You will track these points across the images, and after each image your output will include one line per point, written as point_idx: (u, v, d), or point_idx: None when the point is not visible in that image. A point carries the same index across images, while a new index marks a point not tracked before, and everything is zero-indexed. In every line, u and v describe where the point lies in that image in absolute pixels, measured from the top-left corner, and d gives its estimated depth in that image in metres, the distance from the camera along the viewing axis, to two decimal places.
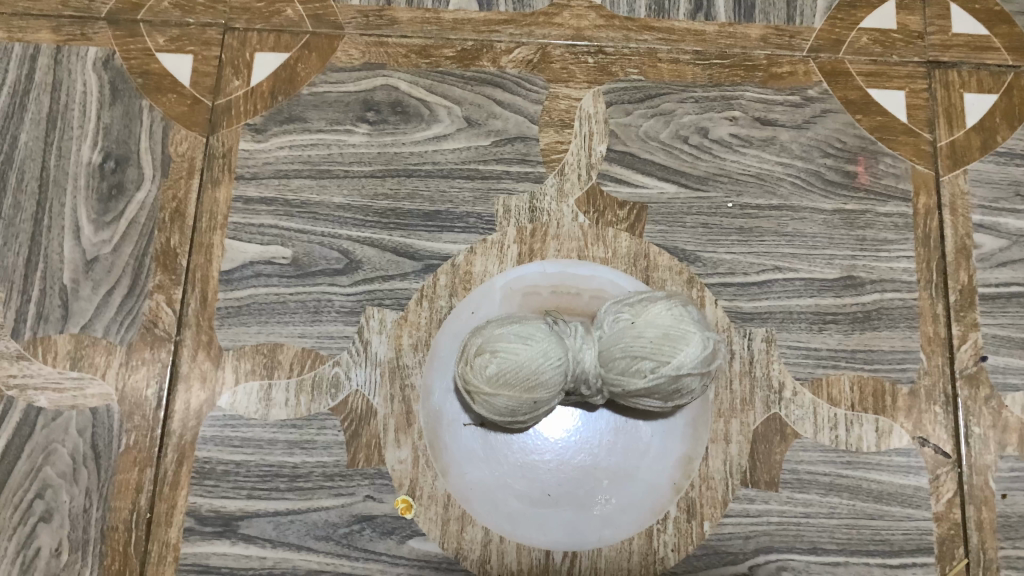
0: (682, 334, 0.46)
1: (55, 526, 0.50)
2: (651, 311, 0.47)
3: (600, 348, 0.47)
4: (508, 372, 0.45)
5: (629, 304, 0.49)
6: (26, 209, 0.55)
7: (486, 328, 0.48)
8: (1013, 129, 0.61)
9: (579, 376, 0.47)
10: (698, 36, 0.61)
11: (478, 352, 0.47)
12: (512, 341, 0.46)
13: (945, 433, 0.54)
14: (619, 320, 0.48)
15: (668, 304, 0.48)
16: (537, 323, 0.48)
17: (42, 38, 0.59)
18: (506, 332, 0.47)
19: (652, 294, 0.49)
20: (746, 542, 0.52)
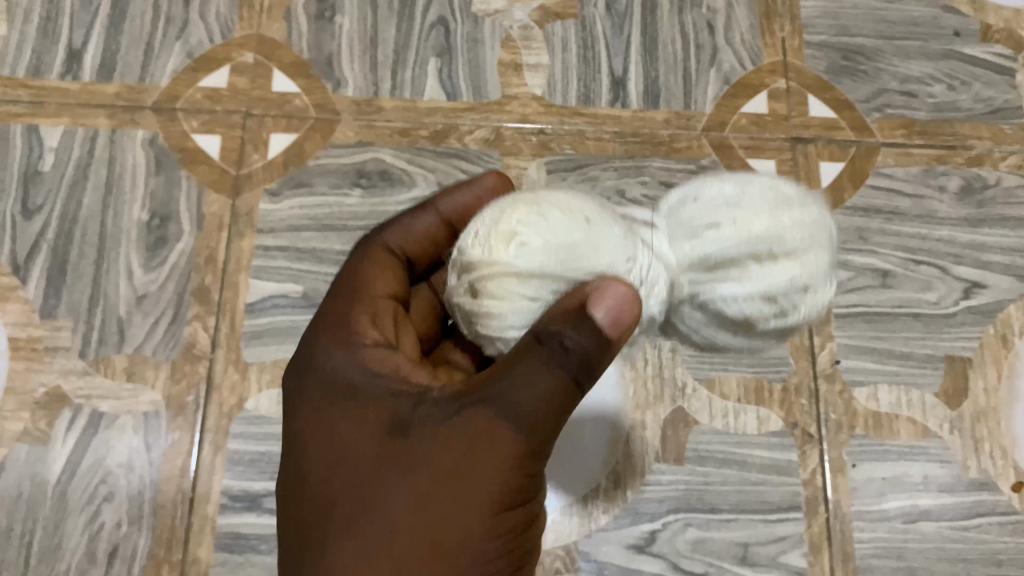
0: (837, 264, 0.39)
1: (116, 505, 0.64)
2: (818, 208, 0.39)
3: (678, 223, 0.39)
4: (523, 273, 0.36)
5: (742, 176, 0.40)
6: (88, 256, 0.69)
7: (535, 210, 0.37)
8: (856, 188, 0.81)
9: (662, 287, 0.37)
10: (616, 120, 0.79)
11: (514, 241, 0.36)
12: (507, 241, 0.36)
13: (810, 418, 0.73)
14: (765, 198, 0.38)
15: (827, 208, 0.39)
16: (531, 195, 0.38)
17: (98, 122, 0.72)
18: (501, 210, 0.37)
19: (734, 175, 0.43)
20: (660, 504, 0.69)
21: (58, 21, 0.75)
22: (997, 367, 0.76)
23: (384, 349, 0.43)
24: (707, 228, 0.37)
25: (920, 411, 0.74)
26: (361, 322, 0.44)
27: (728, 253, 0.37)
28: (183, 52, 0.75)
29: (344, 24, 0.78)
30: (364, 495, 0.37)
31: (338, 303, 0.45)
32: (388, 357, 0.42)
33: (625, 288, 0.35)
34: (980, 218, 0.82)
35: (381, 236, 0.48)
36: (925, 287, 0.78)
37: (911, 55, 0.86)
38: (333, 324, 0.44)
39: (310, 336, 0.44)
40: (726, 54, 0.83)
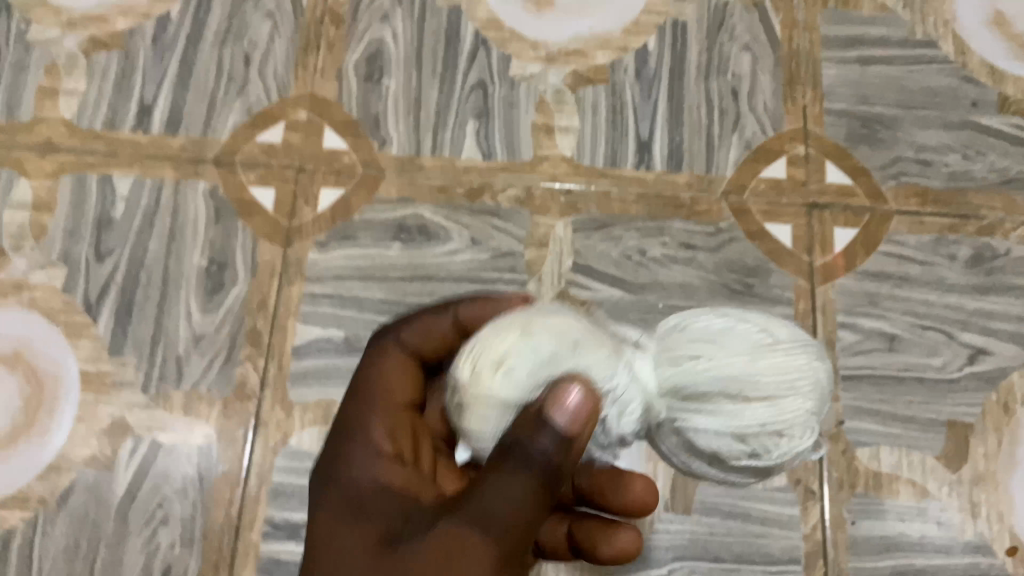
0: (819, 411, 0.42)
1: (171, 527, 0.71)
2: (805, 361, 0.42)
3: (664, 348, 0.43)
4: (505, 394, 0.41)
5: (739, 317, 0.44)
6: (152, 298, 0.76)
7: (524, 336, 0.42)
8: (869, 254, 0.85)
9: (632, 406, 0.42)
10: (640, 182, 0.84)
11: (501, 367, 0.41)
12: (492, 369, 0.41)
13: (813, 476, 0.77)
14: (748, 343, 0.42)
15: (816, 361, 0.42)
16: (517, 319, 0.43)
17: (164, 173, 0.79)
18: (487, 336, 0.43)
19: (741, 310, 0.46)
20: (666, 551, 0.74)
21: (131, 78, 0.82)
22: (997, 434, 0.80)
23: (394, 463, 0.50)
24: (688, 360, 0.42)
25: (920, 472, 0.78)
26: (377, 436, 0.50)
27: (699, 390, 0.41)
28: (243, 108, 0.82)
29: (390, 85, 0.84)
30: None
31: (357, 411, 0.52)
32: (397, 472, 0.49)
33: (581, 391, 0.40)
34: (987, 287, 0.85)
35: (394, 337, 0.54)
36: (931, 353, 0.82)
37: (928, 125, 0.90)
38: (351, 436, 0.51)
39: (334, 442, 0.51)
40: (748, 120, 0.87)
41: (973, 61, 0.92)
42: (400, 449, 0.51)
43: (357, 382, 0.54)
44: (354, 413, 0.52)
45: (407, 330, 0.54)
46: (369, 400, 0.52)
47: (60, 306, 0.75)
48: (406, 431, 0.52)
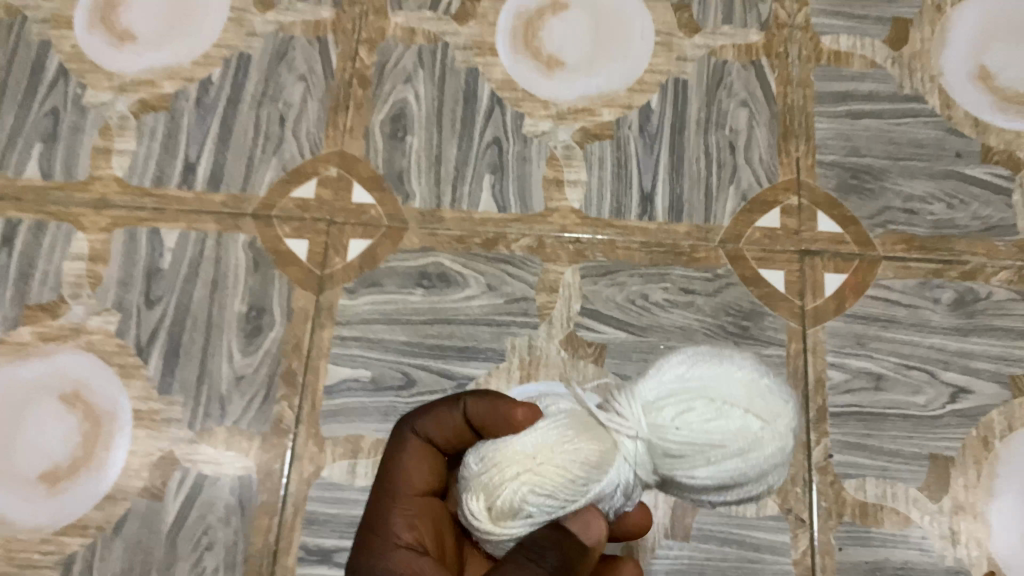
0: (789, 461, 0.53)
1: (215, 553, 0.78)
2: (772, 443, 0.51)
3: (661, 442, 0.50)
4: (523, 527, 0.51)
5: (724, 400, 0.51)
6: (197, 341, 0.83)
7: (530, 483, 0.50)
8: (857, 297, 0.91)
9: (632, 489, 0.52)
10: (643, 231, 0.91)
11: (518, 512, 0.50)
12: (508, 516, 0.50)
13: (803, 505, 0.84)
14: (735, 435, 0.50)
15: (789, 431, 0.51)
16: (517, 462, 0.50)
17: (207, 226, 0.87)
18: (495, 483, 0.50)
19: (721, 373, 0.52)
20: (666, 574, 0.81)
21: (178, 137, 0.90)
22: (976, 467, 0.86)
23: (412, 552, 0.57)
24: (685, 458, 0.50)
25: (904, 502, 0.85)
26: (396, 527, 0.59)
27: (695, 483, 0.51)
28: (278, 165, 0.90)
29: (413, 143, 0.91)
30: None
31: (381, 504, 0.60)
32: (413, 561, 0.57)
33: (589, 502, 0.51)
34: (969, 327, 0.91)
35: (412, 429, 0.62)
36: (915, 391, 0.88)
37: (914, 175, 0.96)
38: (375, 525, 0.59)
39: (364, 532, 0.60)
40: (745, 173, 0.94)
41: (957, 114, 0.98)
42: (417, 536, 0.58)
43: (383, 472, 0.62)
44: (379, 505, 0.61)
45: (423, 423, 0.61)
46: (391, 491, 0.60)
47: (115, 349, 0.83)
48: (428, 517, 0.59)
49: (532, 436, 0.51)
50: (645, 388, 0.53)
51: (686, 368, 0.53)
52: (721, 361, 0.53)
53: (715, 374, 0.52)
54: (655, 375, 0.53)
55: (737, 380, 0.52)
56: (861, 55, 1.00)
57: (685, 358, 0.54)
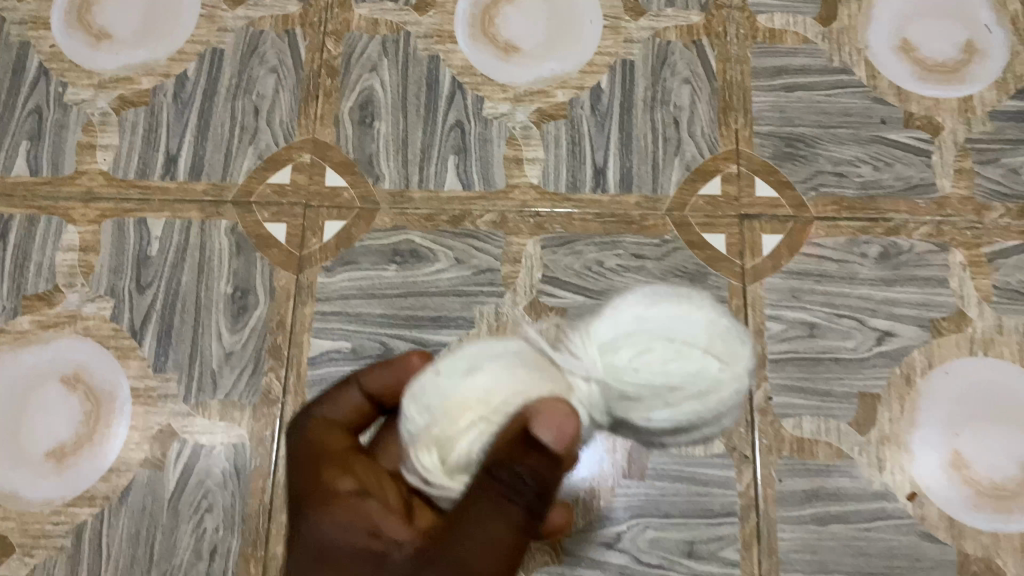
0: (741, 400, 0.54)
1: (215, 514, 0.84)
2: (727, 383, 0.51)
3: (624, 382, 0.50)
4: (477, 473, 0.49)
5: (682, 342, 0.50)
6: (188, 322, 0.90)
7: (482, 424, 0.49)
8: (793, 256, 1.00)
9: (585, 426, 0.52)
10: (597, 203, 0.98)
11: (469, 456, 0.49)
12: (459, 463, 0.50)
13: (746, 443, 0.94)
14: (692, 373, 0.50)
15: (747, 373, 0.52)
16: (467, 404, 0.49)
17: (191, 215, 0.93)
18: (445, 432, 0.50)
19: (676, 312, 0.52)
20: (625, 510, 0.92)
21: (158, 131, 0.96)
22: (900, 402, 0.96)
23: (359, 497, 0.56)
24: (640, 402, 0.50)
25: (836, 436, 0.95)
26: (337, 485, 0.57)
27: (652, 425, 0.51)
28: (255, 155, 0.96)
29: (381, 128, 0.98)
30: None
31: (305, 474, 0.59)
32: (361, 505, 0.56)
33: (560, 426, 0.47)
34: (894, 278, 1.00)
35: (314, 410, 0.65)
36: (845, 336, 0.98)
37: (844, 141, 1.04)
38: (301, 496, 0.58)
39: (297, 505, 0.58)
40: (688, 145, 1.02)
41: (882, 84, 1.06)
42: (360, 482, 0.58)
43: (296, 456, 0.62)
44: (303, 478, 0.59)
45: (323, 405, 0.65)
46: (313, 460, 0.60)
47: (110, 333, 0.89)
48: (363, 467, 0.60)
49: (475, 378, 0.50)
50: (601, 328, 0.52)
51: (652, 310, 0.52)
52: (681, 301, 0.53)
53: (674, 316, 0.52)
54: (610, 315, 0.53)
55: (700, 324, 0.51)
56: (794, 31, 1.07)
57: (647, 300, 0.53)
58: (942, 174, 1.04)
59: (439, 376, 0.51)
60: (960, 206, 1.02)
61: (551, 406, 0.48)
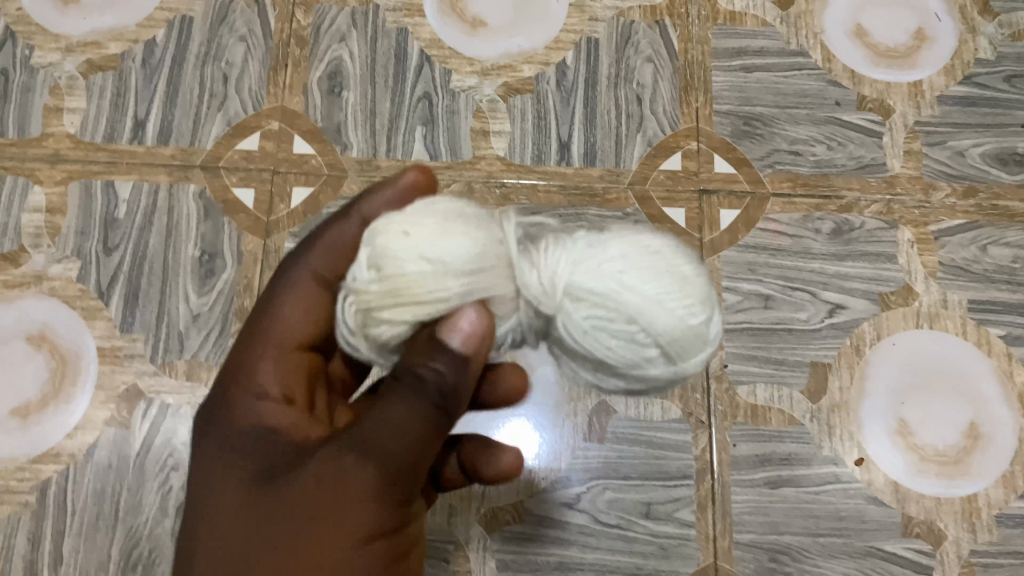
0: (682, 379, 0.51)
1: (181, 473, 0.85)
2: (660, 369, 0.48)
3: (570, 336, 0.48)
4: (386, 339, 0.48)
5: (631, 321, 0.46)
6: (155, 284, 0.91)
7: (408, 304, 0.46)
8: (749, 230, 1.03)
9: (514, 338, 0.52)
10: (561, 175, 1.01)
11: (378, 322, 0.47)
12: (369, 327, 0.48)
13: (702, 409, 0.97)
14: (627, 350, 0.47)
15: (686, 362, 0.48)
16: (402, 277, 0.45)
17: (159, 178, 0.94)
18: (369, 297, 0.47)
19: (643, 284, 0.46)
20: (585, 472, 0.94)
21: (126, 96, 0.97)
22: (849, 370, 1.00)
23: (280, 404, 0.59)
24: (570, 350, 0.49)
25: (788, 403, 0.98)
26: (265, 381, 0.60)
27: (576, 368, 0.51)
28: (223, 121, 0.97)
29: (349, 98, 0.99)
30: (240, 520, 0.52)
31: (247, 354, 0.62)
32: (279, 410, 0.58)
33: (473, 326, 0.46)
34: (846, 253, 1.04)
35: (304, 267, 0.63)
36: (799, 308, 1.02)
37: (799, 121, 1.08)
38: (238, 374, 0.61)
39: (227, 386, 0.61)
40: (650, 122, 1.05)
41: (837, 67, 1.10)
42: (284, 391, 0.60)
43: (257, 320, 0.64)
44: (242, 358, 0.62)
45: (308, 262, 0.62)
46: (257, 340, 0.63)
47: (76, 294, 0.90)
48: (297, 372, 0.62)
49: (431, 272, 0.45)
50: (567, 266, 0.47)
51: (635, 285, 0.46)
52: (653, 272, 0.47)
53: (638, 289, 0.46)
54: (581, 254, 0.47)
55: (672, 322, 0.46)
56: (753, 14, 1.11)
57: (636, 267, 0.47)
58: (892, 155, 1.08)
59: (398, 246, 0.46)
60: (909, 186, 1.07)
61: (462, 311, 0.46)
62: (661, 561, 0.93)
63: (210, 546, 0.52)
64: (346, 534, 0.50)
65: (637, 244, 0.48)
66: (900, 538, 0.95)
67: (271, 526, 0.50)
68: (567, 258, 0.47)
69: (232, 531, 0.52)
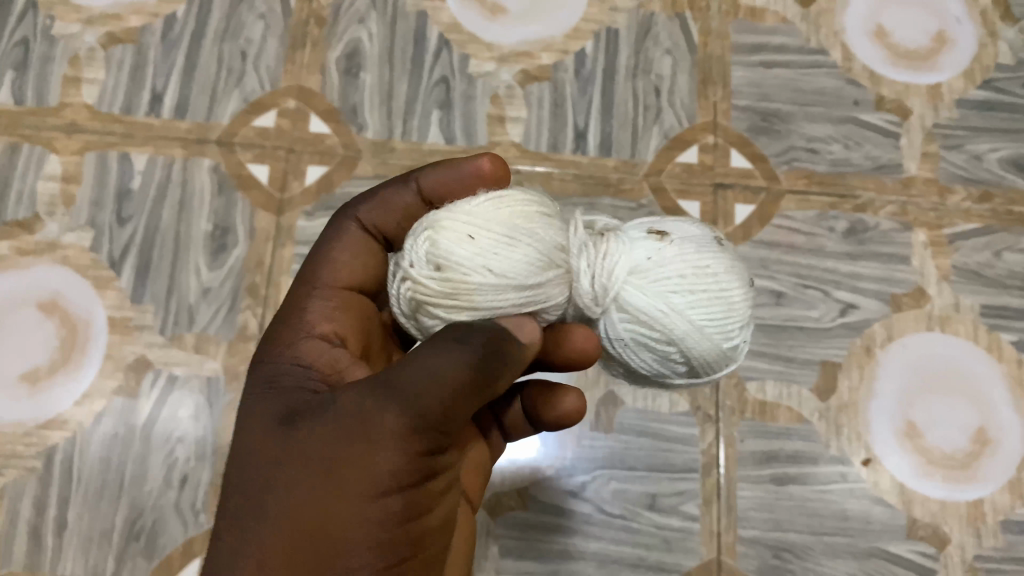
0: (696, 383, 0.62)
1: (187, 445, 0.85)
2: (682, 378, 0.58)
3: (614, 342, 0.57)
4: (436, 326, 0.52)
5: (673, 341, 0.55)
6: (166, 257, 0.91)
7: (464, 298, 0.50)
8: (763, 226, 1.03)
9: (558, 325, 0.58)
10: (575, 164, 1.00)
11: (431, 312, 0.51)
12: (421, 315, 0.52)
13: (709, 403, 0.97)
14: (661, 362, 0.57)
15: (706, 378, 0.59)
16: (462, 275, 0.50)
17: (175, 152, 0.94)
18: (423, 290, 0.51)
19: (695, 313, 0.54)
20: (590, 462, 0.94)
21: (145, 69, 0.97)
22: (859, 370, 0.99)
23: (325, 343, 0.59)
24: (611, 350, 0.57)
25: (796, 401, 0.98)
26: (312, 320, 0.60)
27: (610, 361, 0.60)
28: (240, 98, 0.97)
29: (367, 79, 0.99)
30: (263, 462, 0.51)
31: (298, 292, 0.63)
32: (324, 349, 0.58)
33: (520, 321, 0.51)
34: (859, 253, 1.04)
35: (355, 214, 0.63)
36: (810, 307, 1.01)
37: (817, 119, 1.08)
38: (288, 314, 0.61)
39: (278, 323, 0.61)
40: (667, 114, 1.04)
41: (856, 67, 1.10)
42: (333, 328, 0.60)
43: (308, 261, 0.64)
44: (293, 298, 0.63)
45: (362, 210, 0.63)
46: (308, 280, 0.63)
47: (88, 264, 0.90)
48: (348, 310, 0.62)
49: (492, 275, 0.50)
50: (631, 284, 0.54)
51: (682, 312, 0.54)
52: (704, 302, 0.55)
53: (688, 318, 0.54)
54: (645, 274, 0.54)
55: (706, 348, 0.56)
56: (773, 11, 1.11)
57: (685, 294, 0.54)
58: (909, 156, 1.08)
59: (460, 251, 0.50)
60: (924, 188, 1.06)
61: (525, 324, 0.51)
62: (663, 554, 0.92)
63: (232, 485, 0.51)
64: (362, 484, 0.47)
65: (695, 271, 0.55)
66: (904, 541, 0.95)
67: (292, 468, 0.49)
68: (626, 271, 0.54)
69: (253, 472, 0.51)
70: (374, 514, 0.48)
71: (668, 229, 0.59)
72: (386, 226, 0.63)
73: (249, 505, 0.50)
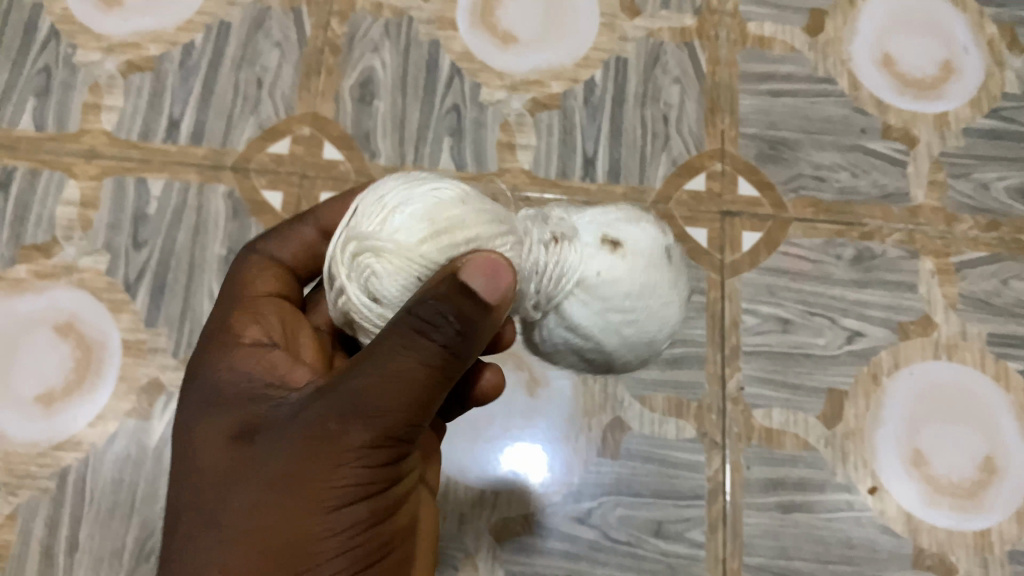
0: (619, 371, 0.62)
1: None
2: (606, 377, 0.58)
3: (545, 341, 0.55)
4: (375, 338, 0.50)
5: (602, 353, 0.54)
6: (180, 279, 0.92)
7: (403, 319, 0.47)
8: (770, 253, 1.03)
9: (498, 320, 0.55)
10: (585, 191, 1.01)
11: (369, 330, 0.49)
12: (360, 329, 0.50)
13: (716, 429, 0.97)
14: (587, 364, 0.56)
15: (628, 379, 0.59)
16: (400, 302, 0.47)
17: (190, 177, 0.96)
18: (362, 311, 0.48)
19: (630, 334, 0.53)
20: (596, 487, 0.95)
21: (163, 96, 0.99)
22: (866, 398, 0.99)
23: (261, 345, 0.57)
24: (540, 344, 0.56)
25: (804, 428, 0.98)
26: (242, 330, 0.58)
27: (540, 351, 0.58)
28: (255, 124, 0.99)
29: (380, 107, 1.01)
30: (222, 480, 0.49)
31: (221, 317, 0.61)
32: (260, 350, 0.56)
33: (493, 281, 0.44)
34: (866, 280, 1.04)
35: (255, 252, 0.66)
36: (817, 334, 1.02)
37: (824, 146, 1.09)
38: (217, 332, 0.59)
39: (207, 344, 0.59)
40: (676, 142, 1.06)
41: (863, 95, 1.11)
42: (264, 332, 0.58)
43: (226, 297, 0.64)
44: (215, 323, 0.60)
45: (264, 248, 0.65)
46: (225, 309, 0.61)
47: (104, 286, 0.91)
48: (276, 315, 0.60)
49: None
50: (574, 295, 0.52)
51: (618, 333, 0.52)
52: (642, 323, 0.53)
53: (621, 336, 0.53)
54: (590, 288, 0.51)
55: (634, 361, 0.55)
56: (782, 40, 1.12)
57: (625, 314, 0.52)
58: (916, 184, 1.08)
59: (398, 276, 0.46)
60: (932, 216, 1.07)
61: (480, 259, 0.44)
62: None
63: (192, 507, 0.50)
64: (323, 496, 0.47)
65: (643, 291, 0.52)
66: (911, 570, 0.94)
67: (252, 487, 0.48)
68: (573, 283, 0.51)
69: (212, 491, 0.49)
70: (334, 528, 0.47)
71: (628, 233, 0.54)
72: (296, 260, 0.66)
73: (203, 522, 0.49)
